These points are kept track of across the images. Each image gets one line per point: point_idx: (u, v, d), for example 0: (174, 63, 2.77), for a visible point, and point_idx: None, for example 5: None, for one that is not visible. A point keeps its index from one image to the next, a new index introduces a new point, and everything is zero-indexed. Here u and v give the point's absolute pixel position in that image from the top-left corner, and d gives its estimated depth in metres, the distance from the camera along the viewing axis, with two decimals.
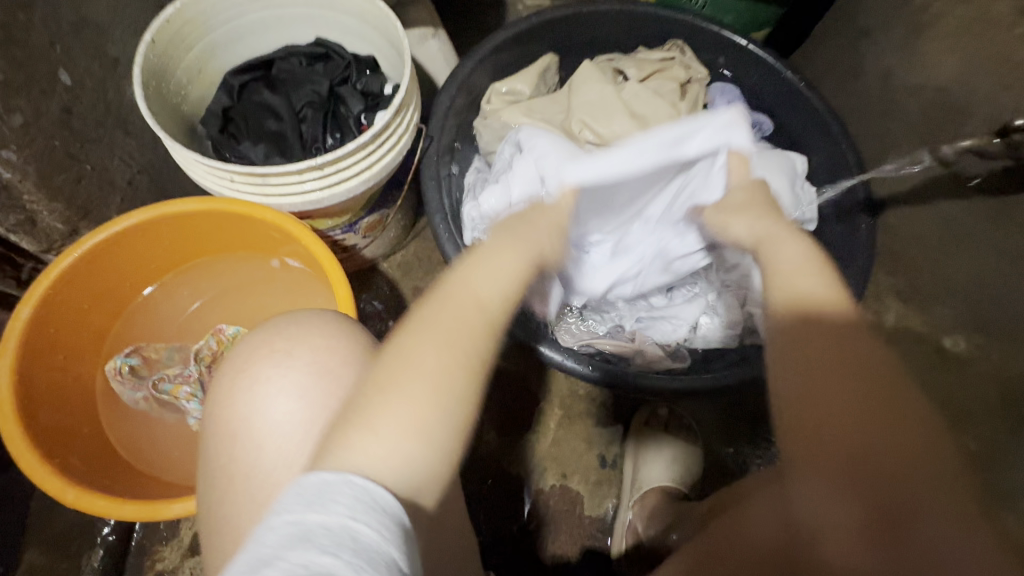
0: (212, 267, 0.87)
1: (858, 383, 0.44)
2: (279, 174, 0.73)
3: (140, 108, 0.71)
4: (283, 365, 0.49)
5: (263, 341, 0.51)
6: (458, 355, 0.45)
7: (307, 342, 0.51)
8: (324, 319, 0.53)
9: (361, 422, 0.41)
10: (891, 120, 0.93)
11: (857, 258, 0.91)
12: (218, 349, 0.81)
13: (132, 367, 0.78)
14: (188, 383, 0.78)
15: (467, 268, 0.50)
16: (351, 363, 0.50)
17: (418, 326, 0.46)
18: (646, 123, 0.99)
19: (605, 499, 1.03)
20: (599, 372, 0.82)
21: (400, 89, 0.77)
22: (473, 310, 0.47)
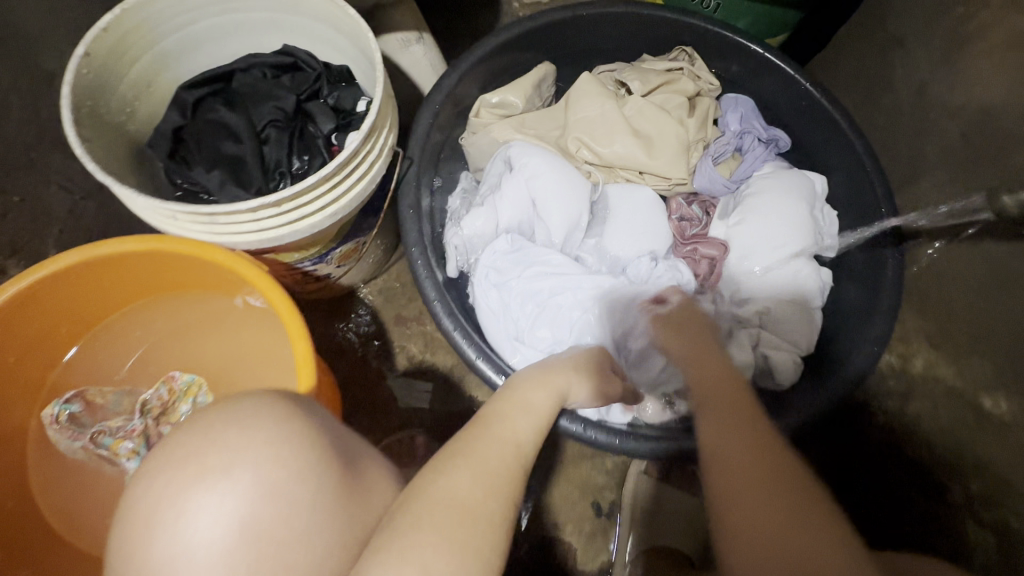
0: (164, 308, 0.78)
1: (782, 497, 0.46)
2: (228, 213, 0.63)
3: (67, 134, 0.61)
4: (219, 490, 0.44)
5: (191, 455, 0.45)
6: (495, 486, 0.45)
7: (251, 456, 0.45)
8: (269, 420, 0.47)
9: (396, 551, 0.40)
10: (925, 142, 0.82)
11: (880, 299, 0.81)
12: (169, 400, 0.74)
13: (71, 414, 0.71)
14: (131, 438, 0.71)
15: (510, 405, 0.54)
16: (305, 484, 0.46)
17: (454, 457, 0.47)
18: (650, 144, 0.91)
19: (601, 552, 0.95)
20: (619, 441, 0.74)
21: (370, 110, 0.66)
22: (512, 447, 0.49)
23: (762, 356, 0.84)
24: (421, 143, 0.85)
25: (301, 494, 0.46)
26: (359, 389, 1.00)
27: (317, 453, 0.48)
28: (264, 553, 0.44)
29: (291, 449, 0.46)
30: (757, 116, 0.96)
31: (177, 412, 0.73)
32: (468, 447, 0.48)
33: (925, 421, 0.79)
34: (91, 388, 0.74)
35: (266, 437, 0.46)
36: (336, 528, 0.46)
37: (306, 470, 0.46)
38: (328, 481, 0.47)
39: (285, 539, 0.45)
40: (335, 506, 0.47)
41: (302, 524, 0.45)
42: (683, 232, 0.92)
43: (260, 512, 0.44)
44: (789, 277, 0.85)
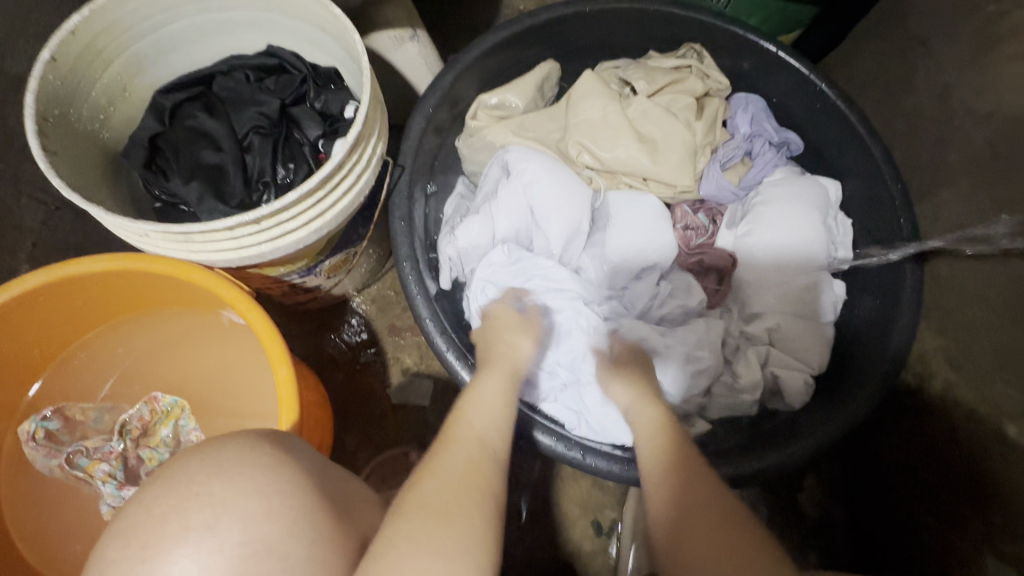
0: (145, 324, 0.74)
1: (711, 491, 0.54)
2: (203, 232, 0.59)
3: (31, 146, 0.57)
4: (202, 548, 0.44)
5: (173, 512, 0.45)
6: (469, 487, 0.49)
7: (237, 510, 0.46)
8: (256, 469, 0.48)
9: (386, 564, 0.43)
10: (947, 150, 0.77)
11: (898, 315, 0.76)
12: (150, 420, 0.71)
13: (48, 431, 0.69)
14: (109, 461, 0.68)
15: (468, 415, 0.59)
16: (296, 537, 0.46)
17: (426, 469, 0.51)
18: (654, 149, 0.86)
19: (602, 572, 0.92)
20: (617, 467, 0.70)
21: (356, 117, 0.61)
22: (477, 449, 0.54)
23: (771, 375, 0.80)
24: (415, 149, 0.80)
25: (292, 548, 0.46)
26: (351, 403, 0.96)
27: (303, 504, 0.48)
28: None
29: (278, 501, 0.47)
30: (769, 117, 0.91)
31: (158, 435, 0.70)
32: (437, 457, 0.53)
33: (944, 445, 0.75)
34: (68, 402, 0.71)
35: (253, 489, 0.46)
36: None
37: (296, 522, 0.47)
38: (318, 532, 0.48)
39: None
40: (328, 557, 0.47)
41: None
42: (688, 241, 0.88)
43: (248, 571, 0.45)
44: (801, 291, 0.80)
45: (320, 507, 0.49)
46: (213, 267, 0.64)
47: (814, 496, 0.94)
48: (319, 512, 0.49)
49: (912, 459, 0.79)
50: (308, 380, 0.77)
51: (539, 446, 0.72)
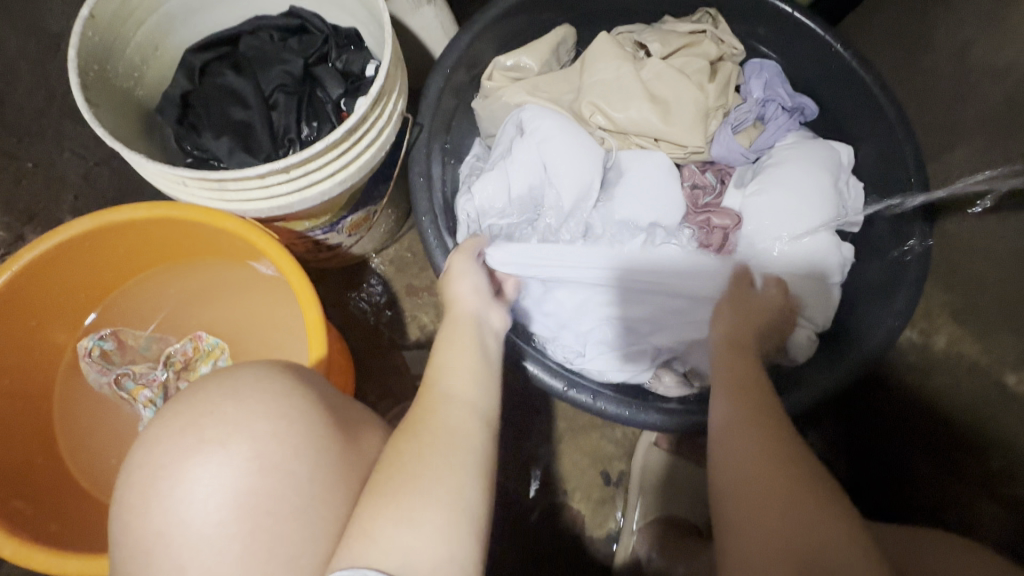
0: (186, 266, 0.78)
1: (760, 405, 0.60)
2: (237, 179, 0.62)
3: (75, 98, 0.60)
4: (216, 459, 0.46)
5: (189, 427, 0.47)
6: (448, 438, 0.50)
7: (246, 429, 0.47)
8: (268, 394, 0.49)
9: (388, 500, 0.46)
10: (963, 108, 0.78)
11: (905, 273, 0.78)
12: (193, 356, 0.76)
13: (104, 350, 0.73)
14: (151, 387, 0.72)
15: (443, 380, 0.56)
16: (302, 458, 0.48)
17: (404, 436, 0.51)
18: (666, 110, 0.87)
19: (608, 519, 0.96)
20: (616, 408, 0.75)
21: (379, 72, 0.64)
22: (464, 411, 0.53)
23: (780, 331, 0.81)
24: (433, 109, 0.82)
25: (298, 468, 0.47)
26: (371, 358, 1.01)
27: (322, 429, 0.50)
28: (266, 529, 0.46)
29: (285, 425, 0.48)
30: (782, 82, 0.91)
31: (198, 371, 0.74)
32: (415, 421, 0.52)
33: (947, 396, 0.76)
34: (125, 329, 0.76)
35: (265, 413, 0.48)
36: (334, 501, 0.48)
37: (304, 445, 0.48)
38: (330, 460, 0.49)
39: (279, 511, 0.46)
40: (338, 484, 0.49)
41: (297, 500, 0.47)
42: (695, 200, 0.89)
43: (257, 488, 0.46)
44: (807, 249, 0.82)
45: (328, 435, 0.50)
46: (245, 217, 0.68)
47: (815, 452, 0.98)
48: (330, 437, 0.50)
49: (905, 417, 0.83)
50: (332, 330, 0.82)
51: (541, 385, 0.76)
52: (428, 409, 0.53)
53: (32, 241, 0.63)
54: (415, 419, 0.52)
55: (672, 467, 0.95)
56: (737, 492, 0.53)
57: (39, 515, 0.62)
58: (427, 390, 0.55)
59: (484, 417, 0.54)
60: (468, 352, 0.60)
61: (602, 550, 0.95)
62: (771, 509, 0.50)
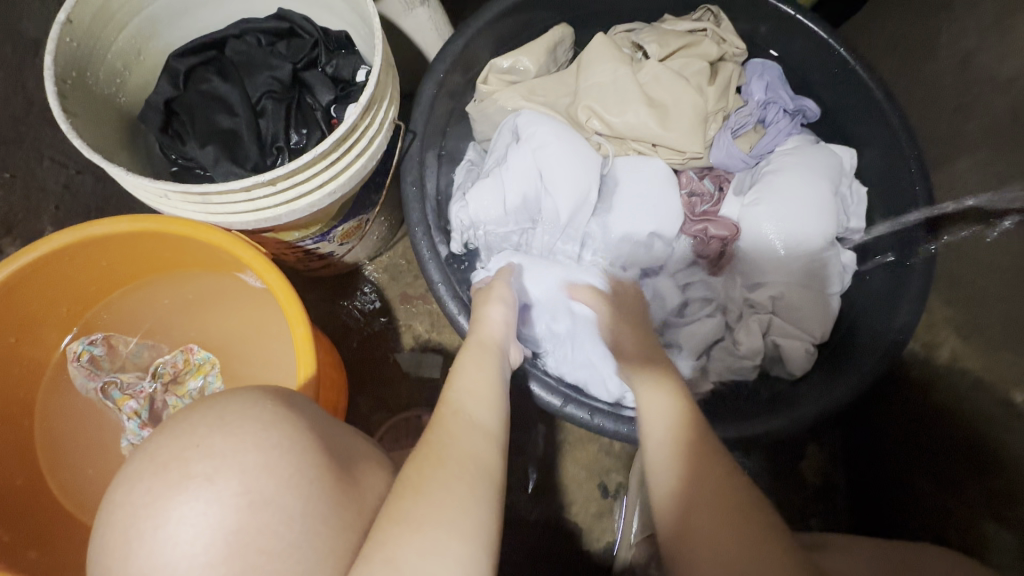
0: (176, 279, 0.76)
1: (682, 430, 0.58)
2: (221, 192, 0.60)
3: (52, 108, 0.58)
4: (202, 496, 0.43)
5: (173, 463, 0.45)
6: (471, 461, 0.50)
7: (235, 463, 0.45)
8: (257, 425, 0.47)
9: (402, 518, 0.44)
10: (967, 117, 0.76)
11: (908, 285, 0.76)
12: (182, 369, 0.75)
13: (93, 356, 0.73)
14: (137, 399, 0.71)
15: (460, 403, 0.57)
16: (294, 492, 0.46)
17: (427, 452, 0.50)
18: (664, 114, 0.85)
19: (606, 532, 0.95)
20: (610, 425, 0.72)
21: (368, 80, 0.61)
22: (485, 436, 0.54)
23: (772, 343, 0.81)
24: (426, 115, 0.79)
25: (291, 502, 0.45)
26: (364, 368, 0.99)
27: (313, 460, 0.48)
28: (249, 567, 0.43)
29: (275, 457, 0.46)
30: (784, 84, 0.89)
31: (186, 386, 0.74)
32: (435, 440, 0.52)
33: (951, 413, 0.75)
34: (115, 335, 0.75)
35: (254, 444, 0.46)
36: (330, 534, 0.46)
37: (295, 477, 0.46)
38: (321, 492, 0.47)
39: (271, 548, 0.44)
40: (330, 519, 0.47)
41: (291, 533, 0.45)
42: (692, 208, 0.88)
43: (244, 522, 0.44)
44: (809, 258, 0.80)
45: (320, 466, 0.48)
46: (231, 230, 0.66)
47: (816, 466, 0.96)
48: (321, 469, 0.48)
49: (915, 424, 0.80)
50: (323, 342, 0.79)
51: (537, 399, 0.75)
52: (449, 432, 0.53)
53: (15, 253, 0.61)
54: (436, 436, 0.52)
55: None
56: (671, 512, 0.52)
57: (17, 540, 0.62)
58: (449, 410, 0.56)
59: (500, 445, 0.55)
60: (482, 377, 0.61)
61: (600, 563, 0.94)
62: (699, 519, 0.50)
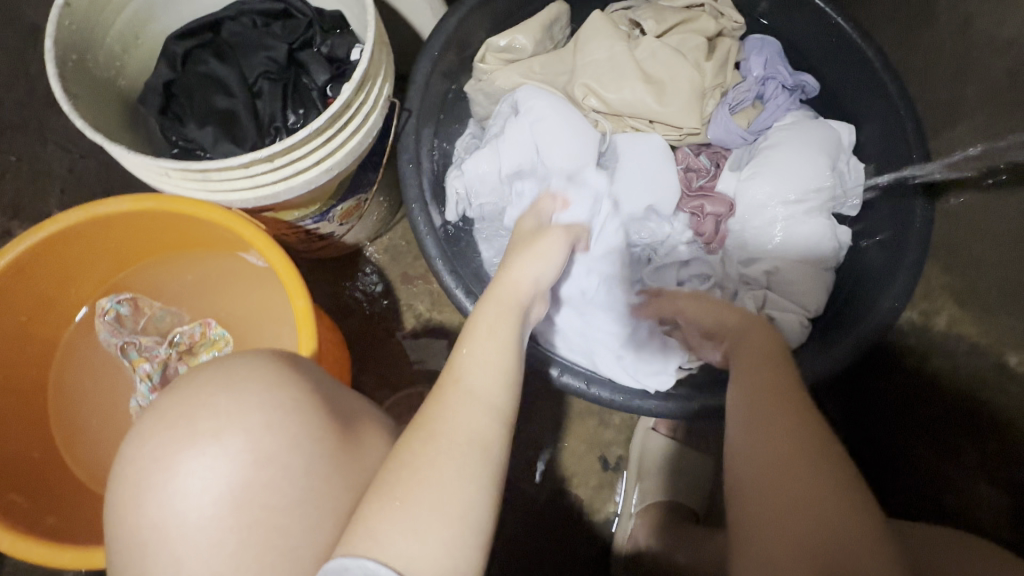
0: (183, 258, 0.78)
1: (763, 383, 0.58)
2: (220, 169, 0.61)
3: (54, 89, 0.59)
4: (210, 451, 0.46)
5: (183, 418, 0.47)
6: (460, 441, 0.49)
7: (241, 422, 0.47)
8: (263, 385, 0.48)
9: (393, 493, 0.46)
10: (966, 83, 0.75)
11: (905, 254, 0.75)
12: (198, 341, 0.76)
13: (119, 314, 0.75)
14: (151, 362, 0.74)
15: (464, 371, 0.54)
16: (298, 451, 0.47)
17: (421, 433, 0.50)
18: (661, 90, 0.85)
19: (607, 503, 0.97)
20: (605, 393, 0.74)
21: (362, 56, 0.62)
22: (484, 413, 0.52)
23: (767, 317, 0.80)
24: (422, 92, 0.79)
25: (293, 460, 0.47)
26: (367, 347, 1.00)
27: (317, 419, 0.49)
28: (252, 519, 0.45)
29: (280, 416, 0.47)
30: (782, 60, 0.88)
31: (198, 358, 0.75)
32: (434, 419, 0.51)
33: (946, 380, 0.75)
34: (142, 297, 0.77)
35: (257, 403, 0.47)
36: (334, 493, 0.48)
37: (298, 436, 0.48)
38: (319, 458, 0.48)
39: (275, 505, 0.46)
40: (332, 478, 0.48)
41: (294, 492, 0.47)
42: (689, 183, 0.88)
43: (249, 476, 0.46)
44: (804, 236, 0.80)
45: (324, 427, 0.49)
46: (232, 207, 0.67)
47: None
48: (325, 429, 0.49)
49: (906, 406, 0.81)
50: (325, 321, 0.81)
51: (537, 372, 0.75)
52: (447, 409, 0.51)
53: (32, 228, 0.64)
54: (432, 411, 0.52)
55: (673, 452, 0.94)
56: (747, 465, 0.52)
57: (36, 508, 0.63)
58: (449, 380, 0.54)
59: (504, 423, 0.52)
60: (504, 342, 0.58)
61: (601, 532, 0.96)
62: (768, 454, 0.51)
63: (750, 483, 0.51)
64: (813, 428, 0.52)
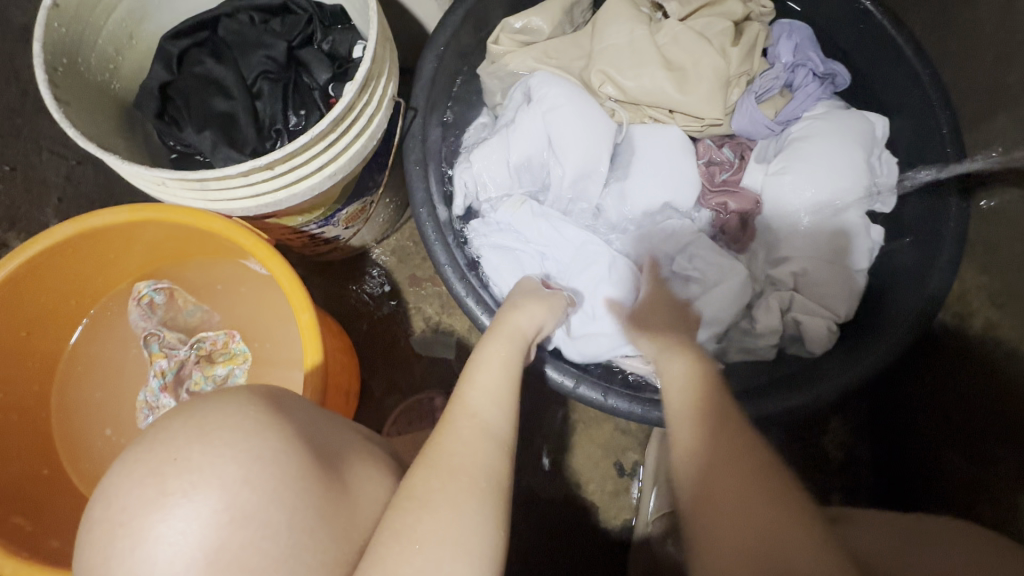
0: (190, 268, 0.76)
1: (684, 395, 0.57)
2: (218, 178, 0.58)
3: (45, 96, 0.57)
4: (182, 512, 0.42)
5: (150, 475, 0.43)
6: (472, 479, 0.48)
7: (214, 476, 0.43)
8: (240, 433, 0.45)
9: (400, 531, 0.44)
10: (1009, 70, 0.69)
11: (938, 253, 0.71)
12: (219, 350, 0.73)
13: (153, 300, 0.74)
14: (169, 359, 0.71)
15: (471, 400, 0.55)
16: (279, 503, 0.44)
17: (425, 464, 0.50)
18: (683, 78, 0.80)
19: (623, 510, 0.94)
20: (614, 400, 0.70)
21: (365, 56, 0.58)
22: (492, 439, 0.52)
23: (792, 321, 0.77)
24: (428, 89, 0.75)
25: (275, 515, 0.44)
26: (375, 351, 0.98)
27: (301, 463, 0.47)
28: None
29: (257, 469, 0.44)
30: (813, 46, 0.83)
31: (213, 369, 0.72)
32: (434, 450, 0.51)
33: (976, 387, 0.72)
34: (180, 287, 0.76)
35: (231, 455, 0.44)
36: (323, 542, 0.46)
37: (280, 488, 0.45)
38: (313, 490, 0.46)
39: (253, 564, 0.43)
40: (323, 523, 0.46)
41: (275, 548, 0.44)
42: (712, 177, 0.84)
43: (226, 537, 0.43)
44: (836, 228, 0.77)
45: (312, 469, 0.47)
46: (233, 216, 0.65)
47: (839, 438, 0.94)
48: (308, 477, 0.47)
49: (930, 412, 0.80)
50: (329, 324, 0.78)
51: (549, 379, 0.72)
52: (455, 434, 0.52)
53: (25, 242, 0.61)
54: (435, 440, 0.52)
55: None
56: (689, 478, 0.50)
57: (40, 531, 0.62)
58: (457, 409, 0.54)
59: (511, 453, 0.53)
60: (506, 373, 0.59)
61: (615, 540, 0.93)
62: (716, 470, 0.49)
63: (695, 501, 0.48)
64: (735, 435, 0.51)
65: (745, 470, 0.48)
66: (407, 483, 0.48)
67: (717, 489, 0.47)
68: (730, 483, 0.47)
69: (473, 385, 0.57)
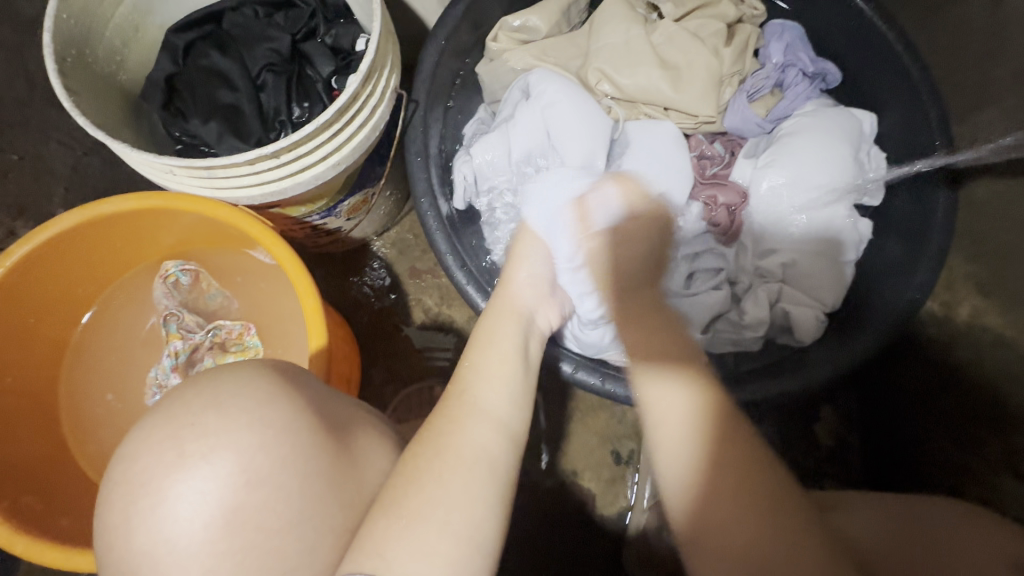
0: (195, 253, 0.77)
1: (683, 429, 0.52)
2: (225, 167, 0.60)
3: (55, 85, 0.58)
4: (200, 474, 0.43)
5: (168, 440, 0.44)
6: (470, 462, 0.50)
7: (231, 442, 0.45)
8: (252, 403, 0.46)
9: (403, 507, 0.47)
10: (998, 64, 0.72)
11: (927, 244, 0.73)
12: (232, 340, 0.74)
13: (179, 280, 0.75)
14: (184, 341, 0.73)
15: (474, 384, 0.57)
16: (290, 470, 0.46)
17: (423, 446, 0.52)
18: (677, 77, 0.82)
19: (620, 497, 0.96)
20: (614, 386, 0.70)
21: (369, 47, 0.60)
22: (489, 421, 0.54)
23: (782, 311, 0.79)
24: (429, 83, 0.77)
25: (287, 480, 0.46)
26: (375, 341, 1.00)
27: (312, 433, 0.48)
28: (246, 540, 0.44)
29: (274, 437, 0.46)
30: (804, 46, 0.85)
31: (224, 357, 0.73)
32: (433, 433, 0.53)
33: (965, 376, 0.74)
34: (206, 271, 0.77)
35: (245, 422, 0.45)
36: (328, 513, 0.47)
37: (294, 457, 0.46)
38: (320, 465, 0.47)
39: (270, 527, 0.45)
40: (329, 494, 0.48)
41: (288, 513, 0.45)
42: (702, 171, 0.85)
43: (242, 498, 0.44)
44: (825, 222, 0.78)
45: (318, 444, 0.48)
46: (238, 204, 0.66)
47: (831, 426, 0.96)
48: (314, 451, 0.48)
49: (917, 402, 0.81)
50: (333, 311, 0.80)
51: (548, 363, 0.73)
52: (458, 418, 0.54)
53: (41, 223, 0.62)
54: (434, 422, 0.54)
55: None
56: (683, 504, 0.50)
57: (50, 510, 0.63)
58: (455, 395, 0.56)
59: (511, 438, 0.55)
60: (504, 354, 0.60)
61: (612, 526, 0.95)
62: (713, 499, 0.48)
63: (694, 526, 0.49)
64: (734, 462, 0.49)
65: (743, 504, 0.47)
66: (411, 458, 0.51)
67: (715, 525, 0.48)
68: (734, 525, 0.47)
69: (472, 365, 0.59)
